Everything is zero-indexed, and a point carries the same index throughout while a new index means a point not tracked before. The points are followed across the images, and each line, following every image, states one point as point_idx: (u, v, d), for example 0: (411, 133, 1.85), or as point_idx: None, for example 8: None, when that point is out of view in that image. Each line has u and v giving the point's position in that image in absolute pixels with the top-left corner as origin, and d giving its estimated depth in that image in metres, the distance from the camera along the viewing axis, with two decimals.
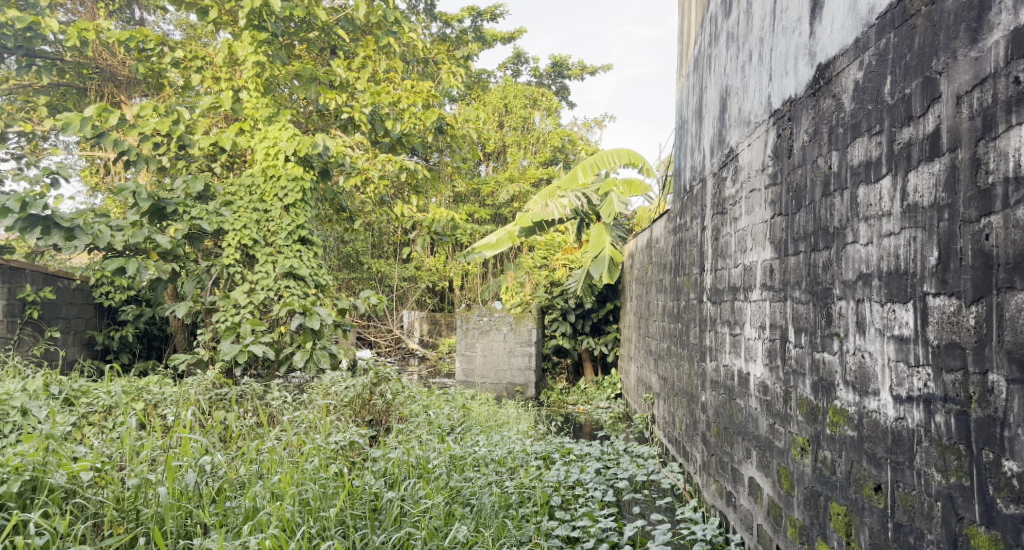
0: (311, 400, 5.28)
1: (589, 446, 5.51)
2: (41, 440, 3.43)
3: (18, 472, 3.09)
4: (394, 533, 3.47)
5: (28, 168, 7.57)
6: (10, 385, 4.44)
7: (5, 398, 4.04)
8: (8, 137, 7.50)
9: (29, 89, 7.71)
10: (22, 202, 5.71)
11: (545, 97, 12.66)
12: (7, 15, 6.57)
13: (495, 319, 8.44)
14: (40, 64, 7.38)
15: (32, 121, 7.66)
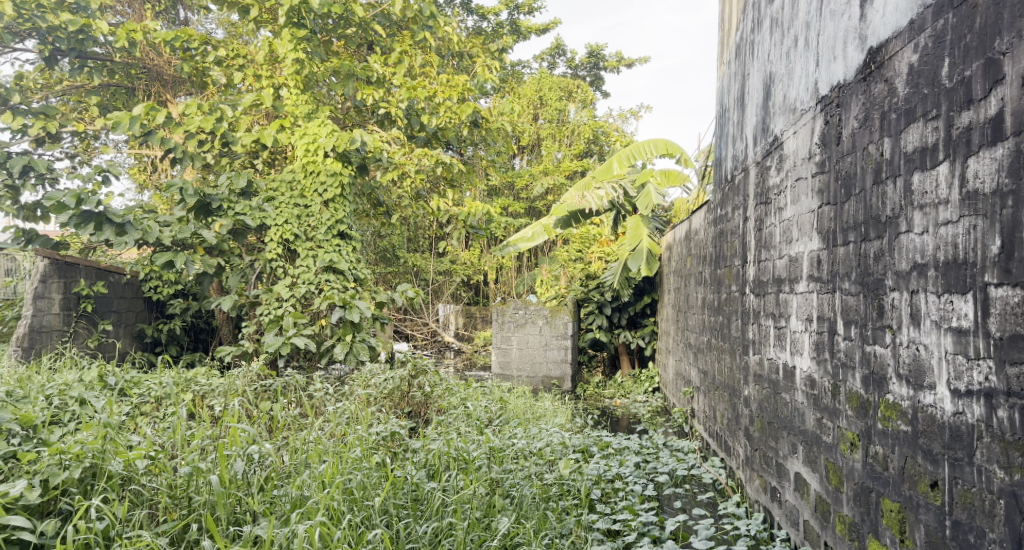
0: (352, 391, 5.37)
1: (628, 439, 5.46)
2: (98, 428, 3.54)
3: (80, 459, 3.20)
4: (435, 523, 3.50)
5: (80, 167, 7.79)
6: (67, 376, 4.59)
7: (63, 389, 4.19)
8: (62, 138, 7.73)
9: (82, 90, 7.94)
10: (77, 198, 5.94)
11: (580, 89, 12.56)
12: (60, 18, 6.76)
13: (531, 312, 8.43)
14: (91, 65, 7.59)
15: (84, 122, 7.88)
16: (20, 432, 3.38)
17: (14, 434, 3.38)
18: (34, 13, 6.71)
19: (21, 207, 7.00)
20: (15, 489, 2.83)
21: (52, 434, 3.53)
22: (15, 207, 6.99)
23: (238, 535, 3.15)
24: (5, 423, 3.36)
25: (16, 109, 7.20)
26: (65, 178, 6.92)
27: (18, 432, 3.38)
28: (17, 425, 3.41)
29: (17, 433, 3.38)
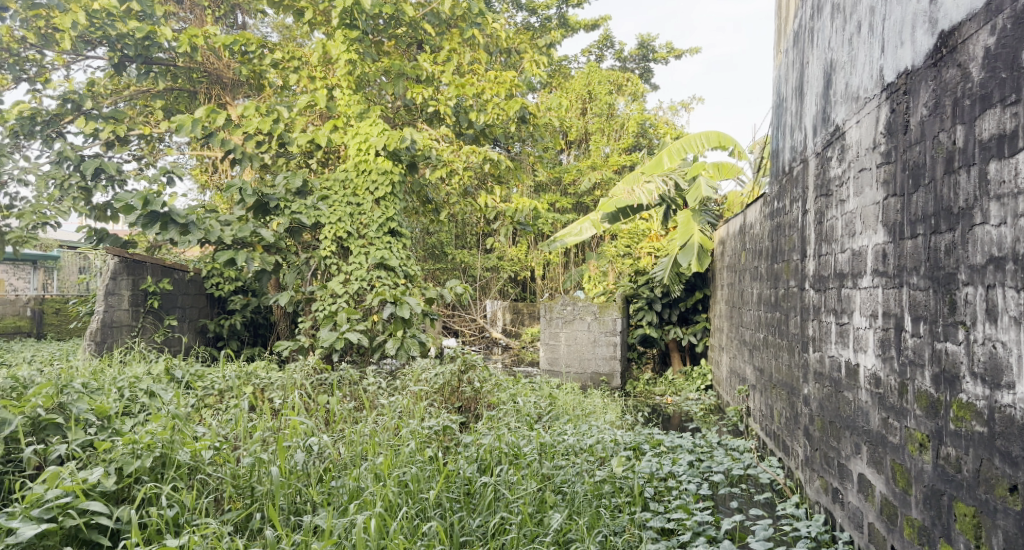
0: (404, 386, 5.43)
1: (681, 438, 5.34)
2: (167, 419, 3.68)
3: (150, 448, 3.33)
4: (489, 517, 3.53)
5: (145, 169, 8.06)
6: (137, 369, 4.76)
7: (133, 381, 4.36)
8: (129, 141, 8.02)
9: (148, 94, 8.22)
10: (144, 200, 6.19)
11: (630, 82, 12.50)
12: (128, 25, 7.02)
13: (579, 309, 8.38)
14: (156, 71, 7.84)
15: (150, 125, 8.16)
16: (95, 422, 3.54)
17: (90, 424, 3.54)
18: (105, 22, 7.02)
19: (93, 207, 7.30)
20: (91, 476, 2.97)
21: (124, 424, 3.67)
22: (87, 207, 7.28)
23: (298, 524, 3.23)
24: (82, 413, 3.53)
25: (88, 113, 7.50)
26: (132, 179, 7.13)
27: (94, 422, 3.54)
28: (93, 415, 3.57)
29: (93, 422, 3.55)
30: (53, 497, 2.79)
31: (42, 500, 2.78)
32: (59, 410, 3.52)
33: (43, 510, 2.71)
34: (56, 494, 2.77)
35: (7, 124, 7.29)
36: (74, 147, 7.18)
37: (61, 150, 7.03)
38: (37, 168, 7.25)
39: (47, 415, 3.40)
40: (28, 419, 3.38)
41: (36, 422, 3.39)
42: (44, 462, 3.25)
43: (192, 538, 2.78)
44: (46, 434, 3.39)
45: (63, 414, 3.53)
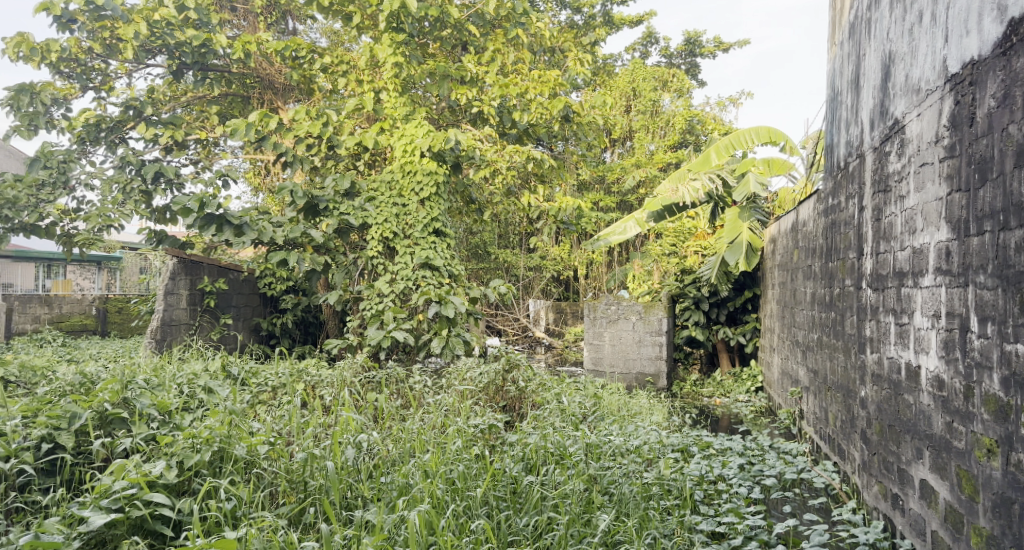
0: (449, 384, 5.46)
1: (731, 440, 5.22)
2: (224, 415, 3.81)
3: (209, 442, 3.42)
4: (536, 516, 3.53)
5: (202, 173, 8.25)
6: (194, 366, 4.90)
7: (191, 378, 4.51)
8: (186, 145, 8.25)
9: (203, 100, 8.44)
10: (200, 202, 6.45)
11: (676, 78, 12.30)
12: (185, 34, 7.25)
13: (624, 308, 8.30)
14: (212, 76, 8.04)
15: (206, 130, 8.35)
16: (157, 417, 3.65)
17: (153, 419, 3.66)
18: (164, 31, 7.31)
19: (154, 210, 7.45)
20: (154, 469, 3.07)
21: (185, 419, 3.78)
22: (148, 210, 7.45)
23: (350, 519, 3.29)
24: (145, 408, 3.65)
25: (148, 119, 7.82)
26: (189, 182, 7.35)
27: (156, 417, 3.65)
28: (155, 410, 3.69)
29: (155, 417, 3.66)
30: (120, 489, 2.90)
31: (110, 492, 2.90)
32: (123, 405, 3.66)
33: (112, 501, 2.84)
34: (122, 485, 2.89)
35: (74, 131, 7.65)
36: (137, 152, 7.49)
37: (124, 155, 7.37)
38: (103, 173, 7.47)
39: (113, 410, 3.52)
40: (95, 414, 3.50)
41: (103, 417, 3.52)
42: (111, 455, 3.39)
43: (250, 531, 2.85)
44: (112, 428, 3.52)
45: (128, 408, 3.65)
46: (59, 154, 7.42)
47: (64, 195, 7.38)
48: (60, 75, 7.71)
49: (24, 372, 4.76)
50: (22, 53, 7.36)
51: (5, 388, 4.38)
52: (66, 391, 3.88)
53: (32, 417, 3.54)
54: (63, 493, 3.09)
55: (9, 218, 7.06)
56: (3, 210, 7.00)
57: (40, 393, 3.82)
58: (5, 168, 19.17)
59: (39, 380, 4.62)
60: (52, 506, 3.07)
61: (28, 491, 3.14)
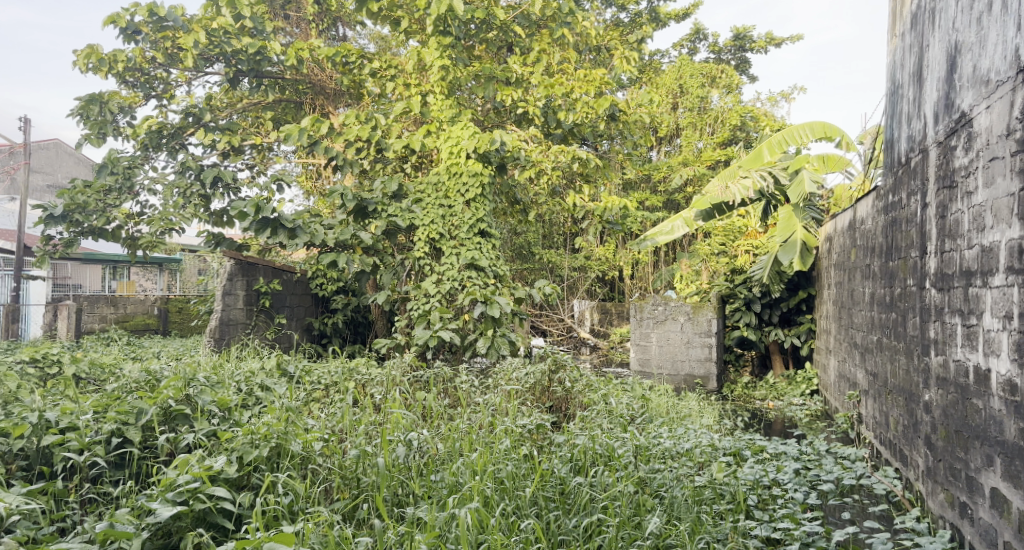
0: (496, 384, 5.46)
1: (785, 444, 5.08)
2: (281, 412, 3.89)
3: (267, 438, 3.52)
4: (585, 518, 3.50)
5: (257, 177, 8.41)
6: (251, 364, 5.02)
7: (249, 377, 4.62)
8: (242, 150, 8.43)
9: (258, 107, 8.62)
10: (256, 207, 6.65)
11: (724, 74, 12.01)
12: (241, 41, 7.42)
13: (671, 309, 8.18)
14: (267, 83, 8.18)
15: (261, 135, 8.51)
16: (217, 413, 3.77)
17: (214, 415, 3.77)
18: (222, 39, 7.47)
19: (212, 214, 7.60)
20: (216, 463, 3.14)
21: (243, 416, 3.89)
22: (207, 214, 7.63)
23: (401, 516, 3.34)
24: (206, 405, 3.77)
25: (207, 126, 8.05)
26: (244, 187, 7.49)
27: (216, 413, 3.77)
28: (216, 407, 3.81)
29: (216, 414, 3.77)
30: (184, 482, 2.97)
31: (174, 485, 2.96)
32: (186, 401, 3.78)
33: (176, 494, 2.90)
34: (186, 479, 2.96)
35: (137, 139, 7.92)
36: (197, 158, 7.67)
37: (184, 161, 7.57)
38: (164, 178, 7.68)
39: (176, 406, 3.64)
40: (160, 410, 3.63)
41: (167, 413, 3.64)
42: (175, 449, 3.46)
43: (308, 525, 2.92)
44: (176, 423, 3.63)
45: (190, 404, 3.78)
46: (125, 160, 7.67)
47: (129, 199, 7.60)
48: (126, 85, 7.99)
49: (92, 369, 4.93)
50: (91, 64, 7.66)
51: (77, 385, 4.55)
52: (133, 388, 4.01)
53: (102, 412, 3.66)
54: (132, 485, 3.20)
55: (80, 222, 7.39)
56: (74, 214, 7.30)
57: (109, 390, 3.96)
58: (75, 174, 19.84)
59: (108, 377, 4.78)
60: (122, 497, 3.19)
61: (99, 483, 3.29)
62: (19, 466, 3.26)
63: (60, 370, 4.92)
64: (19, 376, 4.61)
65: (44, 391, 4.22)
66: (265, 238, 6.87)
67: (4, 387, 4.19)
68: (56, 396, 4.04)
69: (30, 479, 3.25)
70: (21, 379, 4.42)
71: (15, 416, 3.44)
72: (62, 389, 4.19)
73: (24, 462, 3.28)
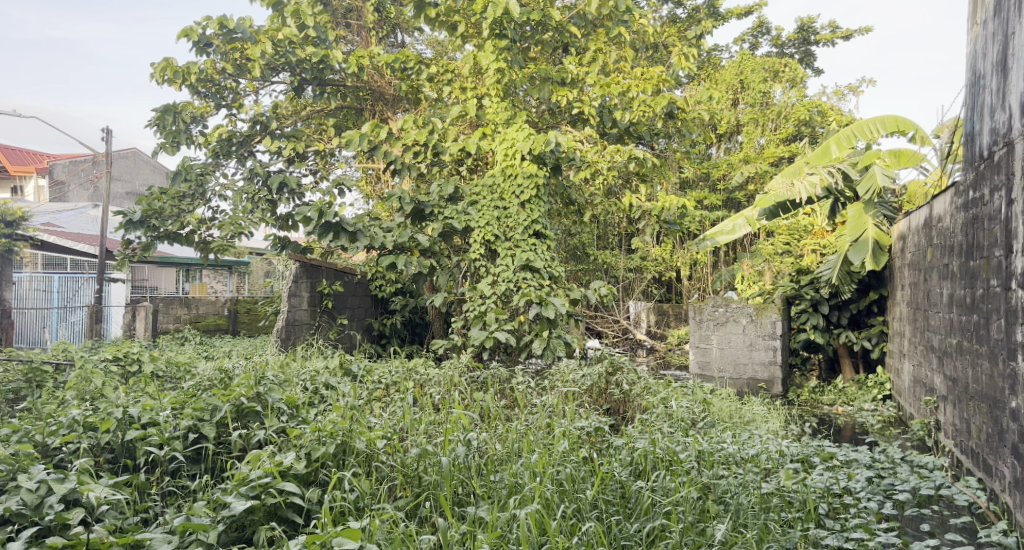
0: (552, 386, 5.42)
1: (857, 451, 4.87)
2: (346, 410, 3.97)
3: (333, 435, 3.59)
4: (647, 522, 3.41)
5: (320, 182, 8.60)
6: (316, 363, 5.14)
7: (313, 376, 4.70)
8: (306, 156, 8.59)
9: (321, 114, 8.77)
10: (319, 211, 6.78)
11: (788, 67, 11.69)
12: (305, 51, 7.58)
13: (733, 310, 8.00)
14: (329, 90, 8.31)
15: (324, 141, 8.67)
16: (287, 410, 3.83)
17: (283, 412, 3.84)
18: (287, 49, 7.65)
19: (278, 218, 7.77)
20: (285, 460, 3.22)
21: (310, 413, 3.96)
22: (273, 218, 7.80)
23: (462, 516, 3.33)
24: (276, 403, 3.85)
25: (273, 134, 8.26)
26: (307, 192, 7.65)
27: (285, 411, 3.84)
28: (285, 405, 3.88)
29: (285, 411, 3.84)
30: (256, 477, 3.03)
31: (247, 481, 3.04)
32: (257, 399, 3.87)
33: (249, 489, 2.97)
34: (258, 474, 3.01)
35: (209, 146, 8.18)
36: (264, 165, 7.85)
37: (252, 167, 7.72)
38: (234, 184, 7.88)
39: (248, 403, 3.73)
40: (234, 406, 3.71)
41: (240, 410, 3.73)
42: (247, 445, 3.55)
43: (374, 522, 2.95)
44: (248, 420, 3.72)
45: (261, 402, 3.86)
46: (198, 168, 7.89)
47: (201, 205, 7.81)
48: (198, 95, 8.23)
49: (169, 368, 5.10)
50: (166, 77, 7.93)
51: (156, 382, 4.71)
52: (207, 386, 4.12)
53: (179, 409, 3.78)
54: (208, 479, 3.31)
55: (156, 227, 7.66)
56: (151, 220, 7.56)
57: (185, 387, 4.08)
58: (152, 182, 20.67)
59: (183, 375, 4.93)
60: (200, 491, 3.31)
61: (178, 477, 3.39)
62: (105, 458, 3.40)
63: (140, 368, 5.10)
64: (104, 372, 4.80)
65: (126, 388, 4.38)
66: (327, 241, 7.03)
67: (91, 384, 4.38)
68: (138, 392, 4.20)
69: (115, 471, 3.38)
70: (105, 376, 4.60)
71: (101, 411, 3.60)
72: (143, 386, 4.34)
73: (110, 454, 3.42)
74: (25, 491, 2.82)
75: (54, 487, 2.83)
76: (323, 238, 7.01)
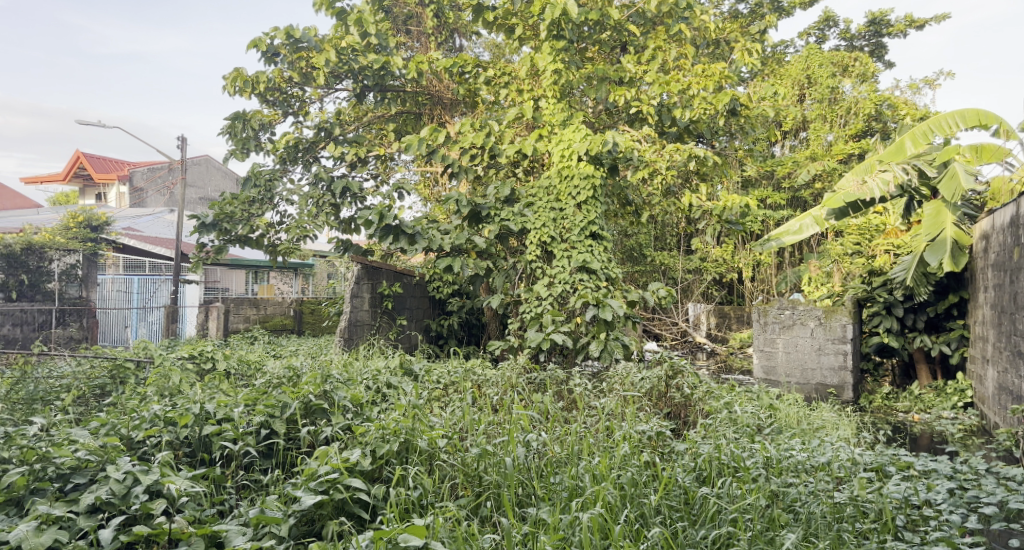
0: (611, 389, 5.33)
1: (936, 461, 4.61)
2: (409, 409, 3.98)
3: (396, 433, 3.60)
4: (713, 529, 3.30)
5: (381, 185, 8.70)
6: (378, 363, 5.21)
7: (374, 375, 4.74)
8: (368, 161, 8.71)
9: (382, 119, 8.87)
10: (380, 215, 6.85)
11: (858, 62, 11.36)
12: (366, 58, 7.66)
13: (800, 313, 7.77)
14: (389, 96, 8.37)
15: (384, 146, 8.77)
16: (351, 408, 3.87)
17: (348, 410, 3.88)
18: (350, 57, 7.76)
19: (341, 221, 7.87)
20: (352, 456, 3.25)
21: (374, 411, 3.99)
22: (336, 221, 7.92)
23: (524, 517, 3.29)
24: (342, 400, 3.90)
25: (337, 140, 8.41)
26: (368, 196, 7.75)
27: (351, 408, 3.88)
28: (350, 402, 3.92)
29: (350, 409, 3.88)
30: (325, 472, 3.08)
31: (317, 475, 3.08)
32: (325, 396, 3.93)
33: (318, 483, 3.01)
34: (326, 470, 3.06)
35: (277, 153, 8.37)
36: (328, 169, 7.98)
37: (317, 172, 7.84)
38: (300, 189, 8.03)
39: (316, 400, 3.79)
40: (302, 403, 3.78)
41: (308, 406, 3.79)
42: (315, 441, 3.61)
43: (437, 520, 2.94)
44: (316, 417, 3.78)
45: (328, 400, 3.91)
46: (267, 173, 8.06)
47: (270, 209, 8.00)
48: (267, 103, 8.41)
49: (241, 365, 5.24)
50: (237, 87, 8.15)
51: (230, 379, 4.84)
52: (277, 383, 4.20)
53: (252, 405, 3.86)
54: (280, 473, 3.35)
55: (228, 231, 7.89)
56: (223, 224, 7.78)
57: (257, 384, 4.17)
58: (223, 188, 21.36)
59: (254, 373, 5.05)
60: (272, 485, 3.34)
61: (251, 471, 3.46)
62: (184, 452, 3.48)
63: (214, 366, 5.24)
64: (181, 369, 4.95)
65: (202, 384, 4.51)
66: (387, 244, 7.12)
67: (169, 381, 4.51)
68: (212, 389, 4.31)
69: (193, 464, 3.46)
70: (182, 373, 4.74)
71: (180, 407, 3.70)
72: (218, 383, 4.47)
73: (188, 448, 3.51)
74: (113, 481, 2.89)
75: (140, 478, 2.91)
76: (384, 241, 7.12)
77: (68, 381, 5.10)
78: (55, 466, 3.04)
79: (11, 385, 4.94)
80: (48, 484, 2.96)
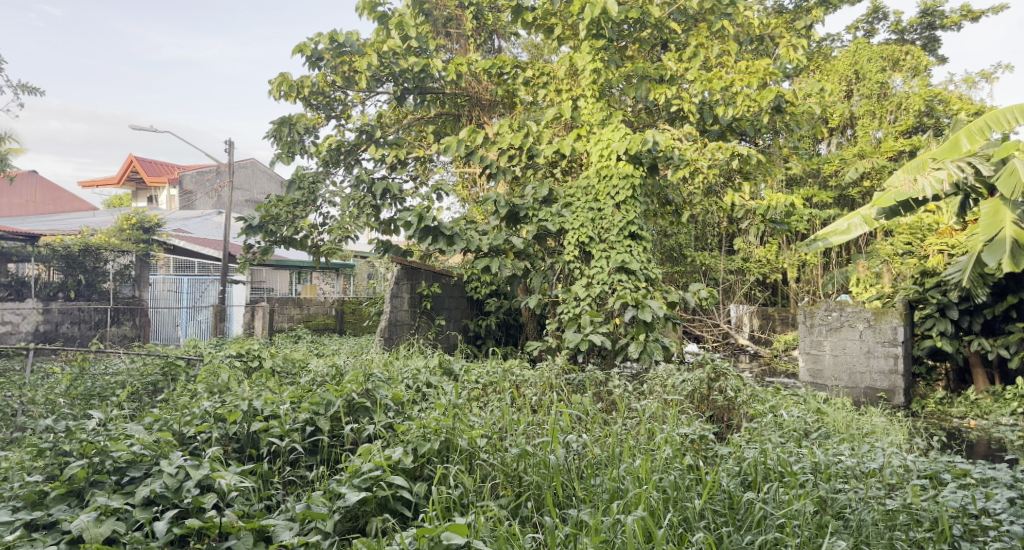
0: (651, 391, 5.24)
1: (994, 468, 4.41)
2: (449, 408, 3.97)
3: (437, 432, 3.59)
4: (759, 535, 3.23)
5: (421, 186, 8.74)
6: (418, 363, 5.22)
7: (413, 374, 4.75)
8: (408, 162, 8.77)
9: (422, 121, 8.91)
10: (419, 216, 6.87)
11: (909, 55, 10.95)
12: (407, 61, 7.69)
13: (848, 315, 7.59)
14: (429, 98, 8.40)
15: (424, 147, 8.82)
16: (393, 407, 3.89)
17: (389, 408, 3.90)
18: (391, 60, 7.81)
19: (381, 222, 7.92)
20: (394, 454, 3.25)
21: (415, 410, 3.98)
22: (376, 222, 7.97)
23: (565, 518, 3.25)
24: (383, 399, 3.91)
25: (377, 142, 8.47)
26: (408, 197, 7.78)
27: (392, 407, 3.89)
28: (391, 401, 3.93)
29: (392, 407, 3.90)
30: (368, 469, 3.09)
31: (360, 473, 3.10)
32: (367, 395, 3.95)
33: (362, 480, 3.02)
34: (370, 466, 3.07)
35: (319, 155, 8.46)
36: (369, 171, 8.05)
37: (359, 174, 7.89)
38: (342, 191, 8.10)
39: (359, 398, 3.81)
40: (345, 401, 3.81)
41: (351, 404, 3.82)
42: (359, 439, 3.63)
43: (479, 519, 2.93)
44: (359, 415, 3.81)
45: (370, 398, 3.94)
46: (311, 176, 8.12)
47: (313, 211, 8.08)
48: (311, 107, 8.50)
49: (286, 363, 5.30)
50: (282, 91, 8.28)
51: (275, 377, 4.90)
52: (321, 381, 4.24)
53: (297, 402, 3.89)
54: (326, 470, 3.39)
55: (274, 232, 8.00)
56: (268, 225, 7.90)
57: (301, 382, 4.21)
58: (268, 190, 21.76)
59: (298, 372, 5.11)
60: (318, 481, 3.37)
61: (297, 467, 3.49)
62: (233, 447, 3.53)
63: (260, 364, 5.31)
64: (230, 367, 5.04)
65: (250, 382, 4.57)
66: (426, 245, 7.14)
67: (217, 378, 4.57)
68: (259, 386, 4.36)
69: (242, 460, 3.51)
70: (230, 371, 4.81)
71: (229, 403, 3.74)
72: (264, 381, 4.52)
73: (237, 444, 3.56)
74: (167, 475, 2.96)
75: (191, 472, 2.97)
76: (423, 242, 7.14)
77: (123, 377, 5.22)
78: (112, 460, 3.11)
79: (69, 381, 5.07)
80: (106, 477, 3.03)
